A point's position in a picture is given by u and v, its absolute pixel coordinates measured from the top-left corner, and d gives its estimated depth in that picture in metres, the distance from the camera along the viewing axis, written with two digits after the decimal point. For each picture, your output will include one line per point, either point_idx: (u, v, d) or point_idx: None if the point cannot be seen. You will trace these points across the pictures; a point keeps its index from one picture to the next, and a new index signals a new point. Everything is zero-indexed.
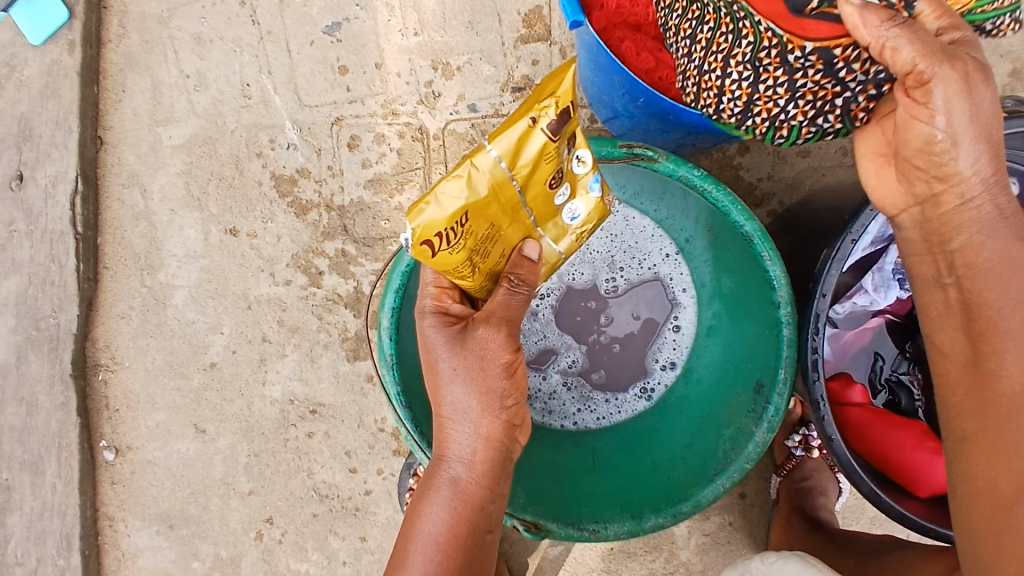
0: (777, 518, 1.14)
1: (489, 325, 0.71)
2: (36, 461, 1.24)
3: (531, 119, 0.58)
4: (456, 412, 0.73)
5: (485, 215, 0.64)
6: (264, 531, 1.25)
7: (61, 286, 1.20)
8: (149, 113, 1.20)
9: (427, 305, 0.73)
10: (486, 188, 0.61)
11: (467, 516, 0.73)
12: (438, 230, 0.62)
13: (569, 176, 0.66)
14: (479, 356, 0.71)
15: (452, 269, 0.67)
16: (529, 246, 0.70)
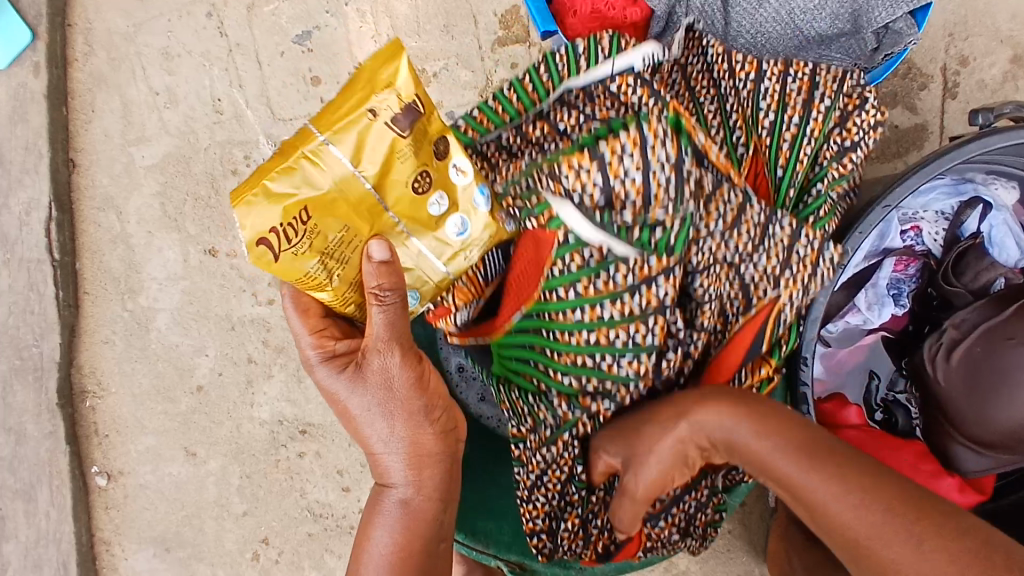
0: (777, 527, 1.13)
1: (382, 351, 0.64)
2: (28, 490, 1.24)
3: (368, 111, 0.57)
4: (386, 443, 0.66)
5: (334, 214, 0.59)
6: (260, 551, 1.23)
7: (42, 314, 1.19)
8: (120, 133, 1.17)
9: (310, 353, 0.66)
10: (331, 185, 0.58)
11: (417, 535, 0.66)
12: (274, 224, 0.56)
13: (439, 180, 0.62)
14: (384, 385, 0.65)
15: (301, 280, 0.60)
16: (376, 244, 0.61)
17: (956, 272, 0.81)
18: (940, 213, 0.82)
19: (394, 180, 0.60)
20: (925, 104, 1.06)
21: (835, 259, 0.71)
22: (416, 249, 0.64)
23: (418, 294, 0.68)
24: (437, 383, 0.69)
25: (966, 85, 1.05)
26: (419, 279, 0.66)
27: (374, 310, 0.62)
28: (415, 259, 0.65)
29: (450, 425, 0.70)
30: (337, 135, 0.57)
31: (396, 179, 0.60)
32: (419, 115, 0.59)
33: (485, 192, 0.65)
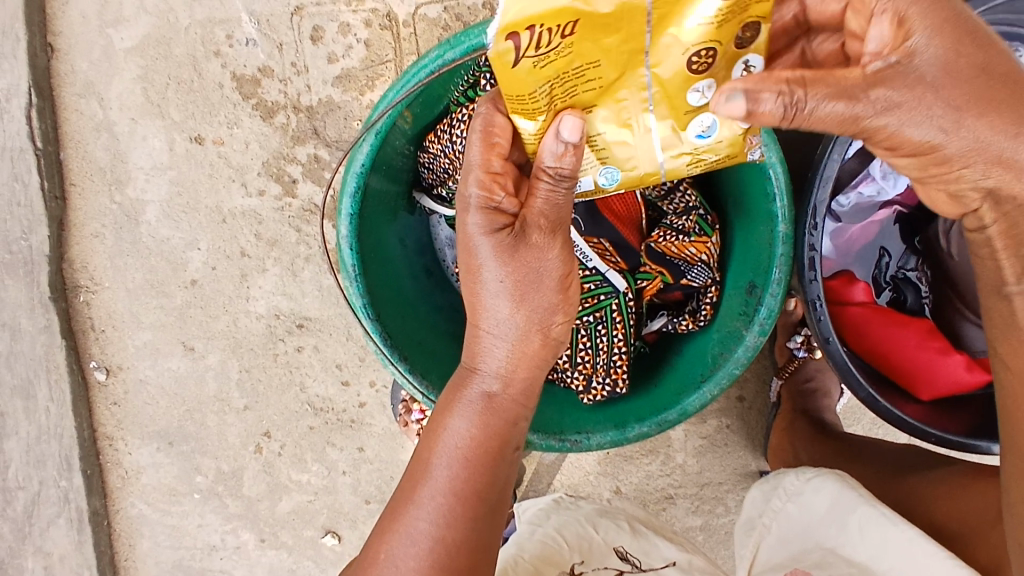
0: (779, 419, 1.11)
1: (541, 230, 0.61)
2: (29, 385, 1.24)
3: None
4: (498, 325, 0.64)
5: (597, 40, 0.49)
6: (263, 445, 1.24)
7: (28, 206, 1.15)
8: (97, 13, 1.11)
9: (472, 193, 0.60)
10: (614, 3, 0.47)
11: (494, 433, 0.65)
12: (534, 21, 0.46)
13: (722, 67, 0.53)
14: (538, 272, 0.63)
15: (528, 96, 0.51)
16: (570, 121, 0.53)
17: None
18: None
19: (677, 49, 0.51)
20: None
21: None
22: (648, 129, 0.56)
23: (621, 175, 0.59)
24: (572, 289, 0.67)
25: None
26: (630, 162, 0.58)
27: (545, 183, 0.57)
28: (639, 138, 0.57)
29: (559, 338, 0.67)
30: None
31: (678, 42, 0.50)
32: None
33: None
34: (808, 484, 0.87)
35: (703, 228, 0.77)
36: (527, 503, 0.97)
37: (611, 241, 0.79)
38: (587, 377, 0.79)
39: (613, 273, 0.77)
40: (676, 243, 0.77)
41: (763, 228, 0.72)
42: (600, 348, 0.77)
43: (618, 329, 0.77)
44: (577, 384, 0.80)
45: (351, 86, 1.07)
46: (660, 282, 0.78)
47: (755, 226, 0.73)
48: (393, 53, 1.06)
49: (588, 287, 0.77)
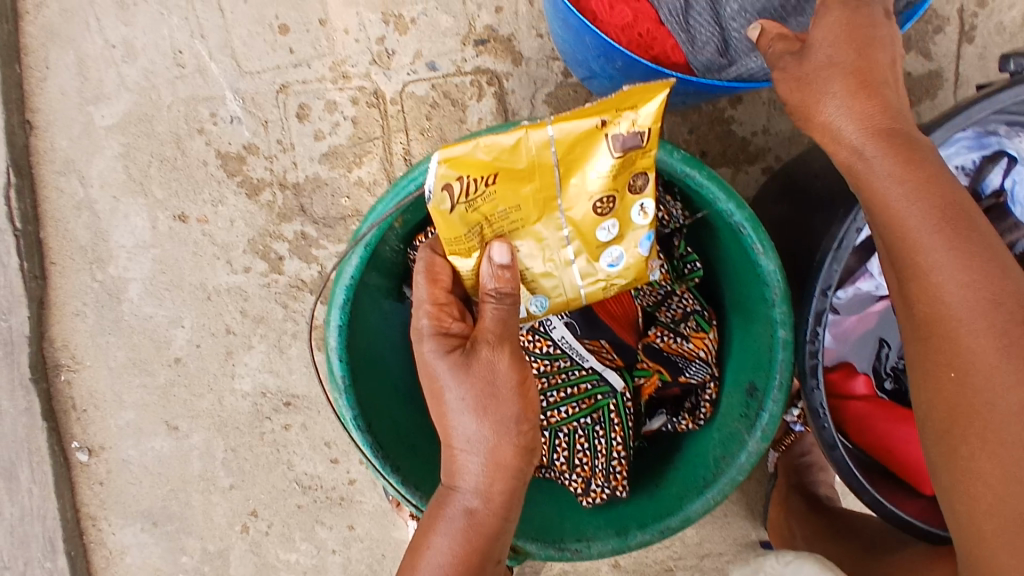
0: (777, 494, 1.08)
1: (490, 345, 0.60)
2: (9, 468, 1.19)
3: (602, 121, 0.52)
4: (469, 442, 0.61)
5: (516, 189, 0.55)
6: (250, 524, 1.20)
7: (7, 287, 1.12)
8: (78, 91, 1.08)
9: (423, 325, 0.62)
10: (526, 159, 0.53)
11: (476, 551, 0.61)
12: (463, 176, 0.52)
13: (623, 210, 0.60)
14: (491, 381, 0.60)
15: (462, 235, 0.57)
16: (500, 247, 0.58)
17: None
18: (962, 168, 0.76)
19: (584, 196, 0.57)
20: (941, 49, 0.99)
21: (852, 222, 0.63)
22: (567, 262, 0.62)
23: (547, 303, 0.65)
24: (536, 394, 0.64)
25: (985, 28, 0.99)
26: (557, 290, 0.64)
27: (488, 304, 0.60)
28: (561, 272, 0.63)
29: (535, 442, 0.64)
30: (563, 127, 0.52)
31: (585, 190, 0.56)
32: (640, 147, 0.54)
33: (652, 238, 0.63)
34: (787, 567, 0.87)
35: (700, 324, 0.75)
36: None
37: (609, 339, 0.76)
38: (586, 480, 0.76)
39: (610, 372, 0.76)
40: (674, 342, 0.75)
41: (762, 328, 0.70)
42: (598, 450, 0.76)
43: (616, 432, 0.75)
44: (574, 487, 0.77)
45: (338, 163, 1.05)
46: (658, 379, 0.77)
47: (754, 326, 0.72)
48: (380, 130, 1.04)
49: (584, 387, 0.76)
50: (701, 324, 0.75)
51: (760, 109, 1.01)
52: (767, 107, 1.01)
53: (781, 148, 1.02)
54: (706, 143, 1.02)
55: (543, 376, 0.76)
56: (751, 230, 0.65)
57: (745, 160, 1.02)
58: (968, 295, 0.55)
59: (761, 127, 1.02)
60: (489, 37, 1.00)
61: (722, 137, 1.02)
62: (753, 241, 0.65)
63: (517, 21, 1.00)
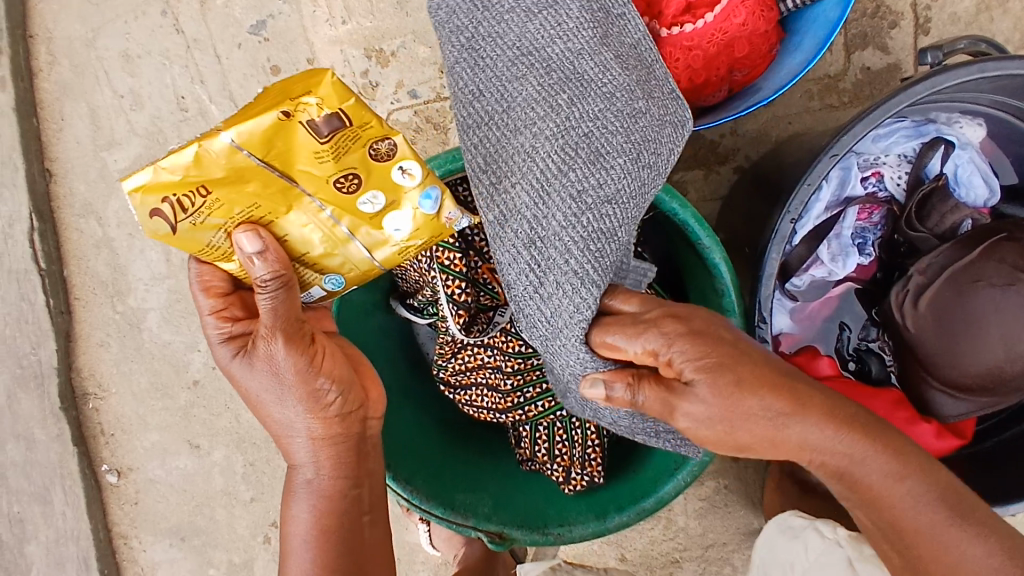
0: (772, 482, 1.13)
1: (265, 336, 0.61)
2: (43, 492, 1.27)
3: (282, 111, 0.53)
4: (288, 422, 0.65)
5: (243, 194, 0.55)
6: (272, 534, 1.27)
7: (36, 322, 1.21)
8: (91, 138, 1.18)
9: (211, 333, 0.63)
10: (223, 168, 0.54)
11: (329, 514, 0.65)
12: (167, 194, 0.53)
13: (378, 179, 0.56)
14: (274, 362, 0.62)
15: (212, 248, 0.57)
16: (244, 235, 0.55)
17: (921, 216, 0.80)
18: (902, 156, 0.80)
19: (319, 180, 0.56)
20: (897, 43, 1.05)
21: (786, 212, 0.68)
22: (345, 240, 0.58)
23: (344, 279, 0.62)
24: (328, 362, 0.66)
25: (939, 20, 1.04)
26: (346, 266, 0.60)
27: (260, 296, 0.58)
28: (343, 248, 0.59)
29: (355, 405, 0.68)
30: (236, 127, 0.53)
31: (316, 176, 0.55)
32: (343, 125, 0.55)
33: (434, 194, 0.57)
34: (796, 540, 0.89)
35: None
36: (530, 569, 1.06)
37: None
38: (566, 469, 0.83)
39: None
40: None
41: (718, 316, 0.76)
42: (575, 440, 0.83)
43: (589, 423, 0.82)
44: (557, 475, 0.83)
45: None
46: None
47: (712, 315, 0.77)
48: None
49: None
50: None
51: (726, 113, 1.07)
52: None
53: (749, 148, 1.08)
54: None
55: (518, 374, 0.82)
56: (696, 226, 0.71)
57: (715, 161, 1.08)
58: (929, 495, 0.55)
59: (728, 130, 1.08)
60: None
61: (691, 141, 1.08)
62: (700, 237, 0.70)
63: None
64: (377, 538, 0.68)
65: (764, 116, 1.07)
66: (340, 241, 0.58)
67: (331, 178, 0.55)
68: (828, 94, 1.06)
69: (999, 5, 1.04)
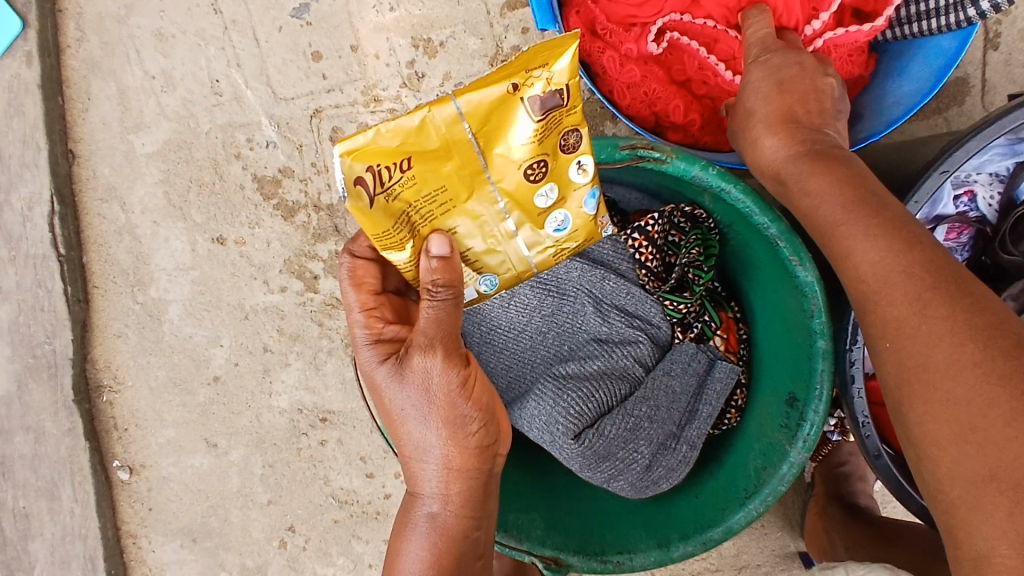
0: (813, 504, 1.05)
1: (422, 349, 0.62)
2: (52, 487, 1.22)
3: (513, 85, 0.54)
4: (424, 448, 0.64)
5: (440, 171, 0.57)
6: (288, 539, 1.22)
7: (52, 310, 1.16)
8: (118, 120, 1.12)
9: (358, 334, 0.67)
10: (437, 137, 0.56)
11: (447, 553, 0.63)
12: (372, 164, 0.55)
13: (559, 172, 0.62)
14: (426, 384, 0.62)
15: (392, 230, 0.59)
16: (438, 238, 0.61)
17: (1012, 238, 0.74)
18: (994, 175, 0.77)
19: (512, 165, 0.59)
20: (966, 55, 1.01)
21: None
22: (509, 234, 0.64)
23: (499, 280, 0.67)
24: (483, 389, 0.65)
25: (1011, 32, 1.00)
26: (504, 265, 0.66)
27: (427, 303, 0.62)
28: (505, 245, 0.65)
29: (490, 440, 0.66)
30: (466, 100, 0.55)
31: (511, 160, 0.58)
32: (561, 105, 0.56)
33: (594, 196, 0.65)
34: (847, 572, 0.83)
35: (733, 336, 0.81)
36: None
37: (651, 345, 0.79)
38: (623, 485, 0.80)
39: None
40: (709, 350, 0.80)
41: (800, 338, 0.72)
42: None
43: None
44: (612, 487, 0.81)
45: None
46: None
47: (792, 336, 0.74)
48: None
49: None
50: (733, 340, 0.82)
51: None
52: None
53: None
54: None
55: None
56: (787, 243, 0.67)
57: None
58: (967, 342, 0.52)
59: None
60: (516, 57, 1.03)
61: None
62: (789, 254, 0.67)
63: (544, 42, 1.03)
64: None
65: None
66: (505, 236, 0.64)
67: (525, 169, 0.59)
68: None
69: None
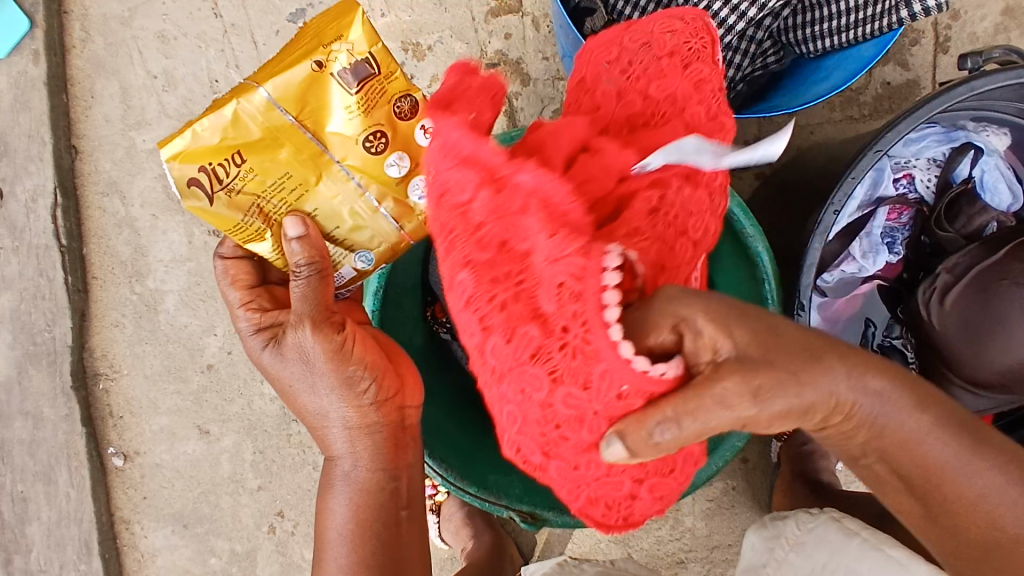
0: (780, 483, 1.11)
1: (295, 326, 0.67)
2: (48, 472, 1.25)
3: (315, 62, 0.60)
4: (325, 412, 0.70)
5: (272, 158, 0.61)
6: (277, 524, 1.26)
7: (53, 299, 1.21)
8: (120, 117, 1.18)
9: (244, 328, 0.70)
10: (260, 128, 0.60)
11: (364, 506, 0.69)
12: (205, 163, 0.60)
13: (402, 141, 0.64)
14: (307, 353, 0.67)
15: (245, 224, 0.63)
16: (291, 220, 0.62)
17: (949, 217, 0.86)
18: (932, 160, 0.87)
19: (348, 141, 0.62)
20: (918, 59, 1.08)
21: (830, 204, 0.73)
22: (372, 208, 0.65)
23: (375, 255, 0.68)
24: (365, 348, 0.70)
25: (959, 38, 1.08)
26: (375, 238, 0.67)
27: (295, 283, 0.64)
28: (372, 217, 0.66)
29: (384, 396, 0.71)
30: (274, 84, 0.59)
31: (344, 134, 0.62)
32: (372, 73, 0.61)
33: None
34: (811, 534, 0.88)
35: None
36: (537, 567, 1.05)
37: None
38: None
39: None
40: None
41: (753, 306, 0.81)
42: None
43: None
44: None
45: None
46: None
47: (747, 305, 0.82)
48: None
49: None
50: None
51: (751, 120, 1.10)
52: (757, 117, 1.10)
53: None
54: None
55: None
56: (742, 216, 0.76)
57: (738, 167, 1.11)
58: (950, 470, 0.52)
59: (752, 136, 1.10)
60: (499, 60, 1.10)
61: None
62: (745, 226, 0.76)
63: (526, 47, 1.10)
64: (414, 534, 0.71)
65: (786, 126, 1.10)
66: (370, 210, 0.65)
67: (361, 140, 0.62)
68: (850, 105, 1.09)
69: (1017, 27, 1.08)
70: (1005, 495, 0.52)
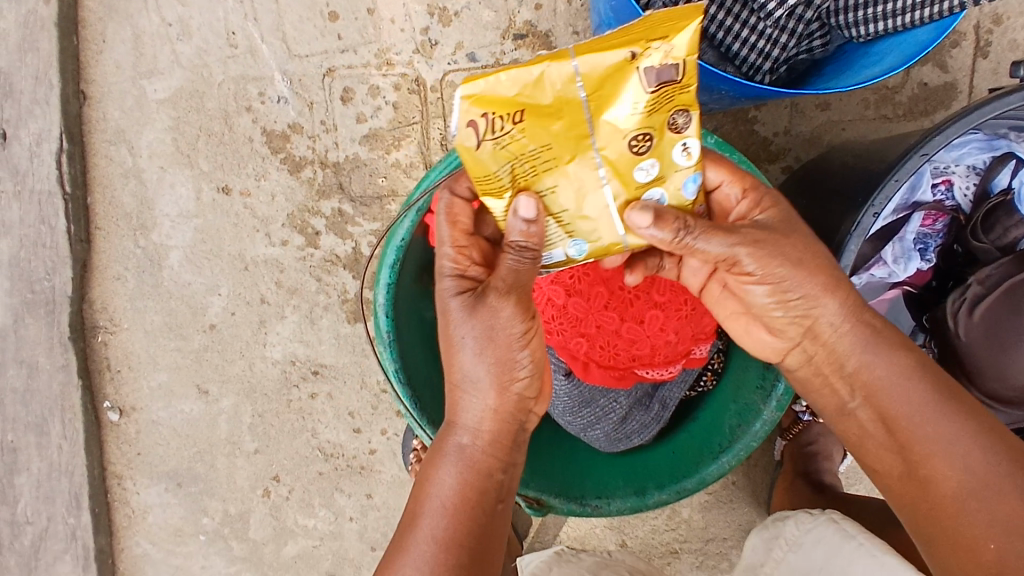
0: (782, 481, 1.10)
1: (499, 291, 0.63)
2: (41, 423, 1.24)
3: (632, 53, 0.49)
4: (471, 383, 0.66)
5: (547, 129, 0.52)
6: (272, 488, 1.25)
7: (53, 247, 1.17)
8: (131, 64, 1.14)
9: (445, 266, 0.65)
10: (551, 96, 0.50)
11: (474, 486, 0.66)
12: (490, 109, 0.50)
13: (664, 150, 0.56)
14: (493, 323, 0.63)
15: (495, 181, 0.55)
16: (527, 200, 0.56)
17: (984, 227, 0.84)
18: (971, 167, 0.85)
19: (618, 134, 0.53)
20: (957, 62, 1.06)
21: (869, 207, 0.71)
22: (605, 205, 0.57)
23: (587, 249, 0.61)
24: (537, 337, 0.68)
25: (1000, 44, 1.05)
26: (594, 234, 0.59)
27: (510, 254, 0.60)
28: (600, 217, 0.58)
29: (531, 393, 0.69)
30: (587, 59, 0.49)
31: (618, 129, 0.53)
32: (675, 82, 0.51)
33: (694, 179, 0.59)
34: (808, 534, 0.89)
35: None
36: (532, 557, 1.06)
37: None
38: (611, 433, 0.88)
39: None
40: None
41: None
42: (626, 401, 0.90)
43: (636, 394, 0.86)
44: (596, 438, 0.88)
45: (378, 144, 1.12)
46: None
47: None
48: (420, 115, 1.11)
49: None
50: None
51: (781, 111, 1.08)
52: (787, 109, 1.08)
53: (798, 150, 1.09)
54: (729, 139, 1.08)
55: None
56: None
57: (765, 158, 1.09)
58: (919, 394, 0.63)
59: (781, 129, 1.08)
60: (528, 32, 1.07)
61: (743, 137, 1.09)
62: None
63: (556, 19, 1.07)
64: (503, 523, 0.69)
65: (818, 120, 1.08)
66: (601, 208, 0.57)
67: (631, 143, 0.54)
68: (884, 104, 1.07)
69: None
70: (968, 458, 0.59)
